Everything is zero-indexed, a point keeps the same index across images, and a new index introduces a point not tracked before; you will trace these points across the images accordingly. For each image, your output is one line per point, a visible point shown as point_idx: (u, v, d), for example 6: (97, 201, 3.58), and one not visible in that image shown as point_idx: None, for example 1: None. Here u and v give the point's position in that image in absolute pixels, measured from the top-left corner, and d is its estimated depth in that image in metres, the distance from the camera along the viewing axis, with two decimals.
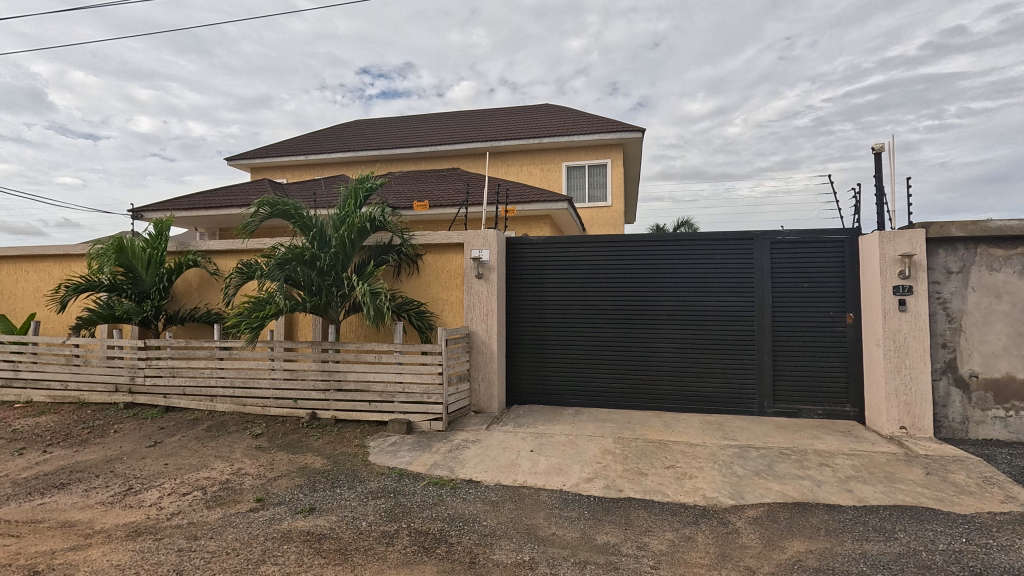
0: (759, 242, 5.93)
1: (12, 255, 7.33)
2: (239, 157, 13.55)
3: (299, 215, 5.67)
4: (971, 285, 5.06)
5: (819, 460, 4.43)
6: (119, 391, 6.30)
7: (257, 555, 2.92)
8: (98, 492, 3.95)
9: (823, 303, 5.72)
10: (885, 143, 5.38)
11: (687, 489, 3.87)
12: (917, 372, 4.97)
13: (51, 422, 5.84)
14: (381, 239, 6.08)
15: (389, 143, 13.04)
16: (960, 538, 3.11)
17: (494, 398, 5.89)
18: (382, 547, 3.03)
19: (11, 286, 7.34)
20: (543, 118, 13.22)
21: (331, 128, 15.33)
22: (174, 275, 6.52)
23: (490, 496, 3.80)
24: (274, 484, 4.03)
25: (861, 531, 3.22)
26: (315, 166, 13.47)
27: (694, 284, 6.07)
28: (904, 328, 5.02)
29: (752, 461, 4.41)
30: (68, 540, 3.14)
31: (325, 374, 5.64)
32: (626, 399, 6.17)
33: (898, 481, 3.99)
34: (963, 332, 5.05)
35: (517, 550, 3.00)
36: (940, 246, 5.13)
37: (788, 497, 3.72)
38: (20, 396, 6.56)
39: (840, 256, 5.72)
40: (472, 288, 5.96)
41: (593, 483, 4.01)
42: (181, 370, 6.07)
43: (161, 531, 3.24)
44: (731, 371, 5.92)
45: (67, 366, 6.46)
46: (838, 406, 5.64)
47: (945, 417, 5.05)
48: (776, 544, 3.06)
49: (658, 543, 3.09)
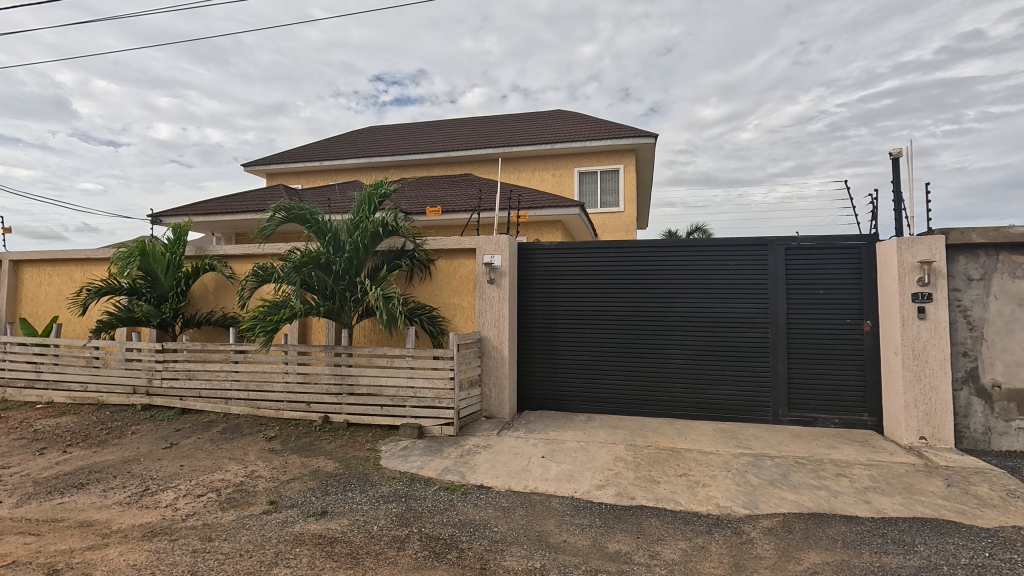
0: (773, 248, 5.86)
1: (36, 260, 7.52)
2: (255, 163, 13.79)
3: (314, 220, 5.76)
4: (993, 293, 4.95)
5: (836, 470, 4.35)
6: (137, 393, 6.42)
7: (270, 557, 2.95)
8: (116, 492, 4.02)
9: (840, 310, 5.64)
10: (902, 149, 5.31)
11: (700, 497, 3.83)
12: (937, 381, 4.86)
13: (72, 422, 5.97)
14: (394, 244, 6.14)
15: (403, 150, 13.17)
16: (983, 552, 3.03)
17: (505, 403, 5.89)
18: (393, 551, 3.04)
19: (35, 289, 7.54)
20: (555, 124, 13.25)
21: (345, 134, 15.52)
22: (192, 279, 6.64)
23: (501, 502, 3.79)
24: (287, 487, 4.08)
25: (880, 543, 3.15)
26: (329, 171, 13.64)
27: (707, 290, 6.03)
28: (923, 336, 4.93)
29: (766, 470, 4.35)
30: (85, 540, 3.20)
31: (338, 378, 5.68)
32: (638, 405, 6.13)
33: (917, 492, 3.90)
34: (984, 341, 4.95)
35: (528, 556, 2.99)
36: (960, 253, 5.04)
37: (804, 507, 3.66)
38: (42, 397, 6.71)
39: (856, 263, 5.63)
40: (484, 293, 5.97)
41: (605, 490, 3.98)
42: (197, 372, 6.17)
43: (177, 532, 3.29)
44: (745, 379, 5.85)
45: (87, 368, 6.60)
46: (856, 415, 5.54)
47: (966, 428, 4.93)
48: (791, 555, 3.01)
49: (671, 552, 3.05)
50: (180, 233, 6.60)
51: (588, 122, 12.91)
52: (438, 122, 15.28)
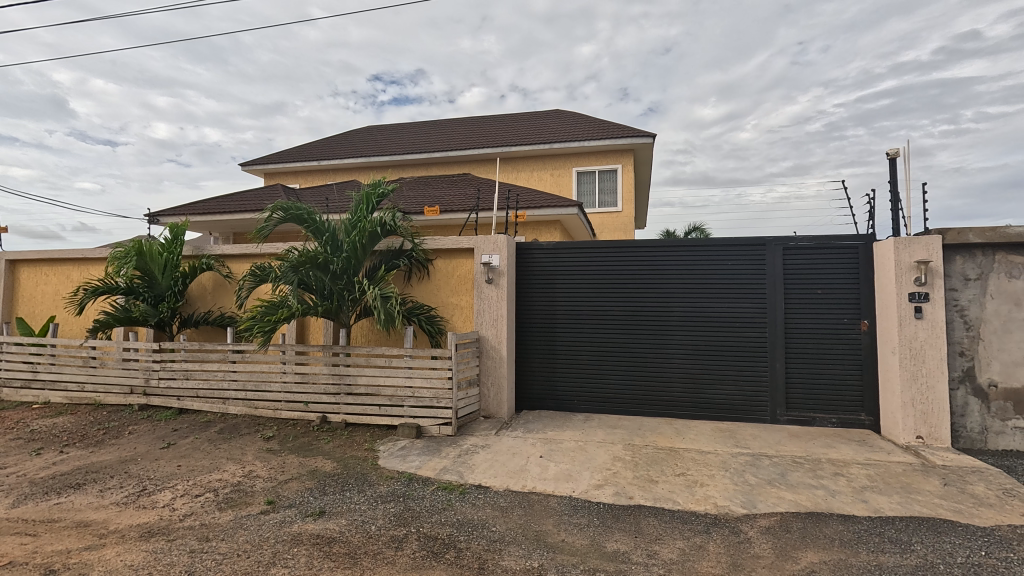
0: (771, 248, 5.87)
1: (32, 259, 7.49)
2: (253, 163, 13.76)
3: (311, 220, 5.75)
4: (989, 293, 4.96)
5: (834, 470, 4.36)
6: (134, 393, 6.41)
7: (268, 557, 2.94)
8: (113, 492, 4.01)
9: (837, 309, 5.65)
10: (900, 149, 5.32)
11: (698, 497, 3.83)
12: (934, 381, 4.87)
13: (68, 422, 5.95)
14: (392, 244, 6.13)
15: (401, 149, 13.16)
16: (979, 551, 3.04)
17: (503, 403, 5.89)
18: (391, 551, 3.03)
19: (32, 289, 7.51)
20: (554, 124, 13.24)
21: (343, 134, 15.50)
22: (189, 279, 6.63)
23: (500, 502, 3.79)
24: (285, 487, 4.07)
25: (877, 542, 3.16)
26: (327, 171, 13.62)
27: (706, 290, 6.03)
28: (920, 336, 4.94)
29: (764, 470, 4.36)
30: (82, 540, 3.19)
31: (336, 378, 5.67)
32: (637, 405, 6.14)
33: (914, 492, 3.91)
34: (981, 340, 4.96)
35: (526, 556, 2.99)
36: (957, 253, 5.05)
37: (801, 506, 3.67)
38: (38, 397, 6.69)
39: (853, 263, 5.64)
40: (482, 293, 5.97)
41: (603, 490, 3.98)
42: (195, 372, 6.16)
43: (174, 532, 3.29)
44: (743, 378, 5.86)
45: (84, 368, 6.58)
46: (853, 414, 5.55)
47: (963, 427, 4.94)
48: (789, 554, 3.01)
49: (669, 551, 3.05)
50: (177, 232, 6.58)
51: (586, 122, 12.91)
52: (437, 122, 15.27)
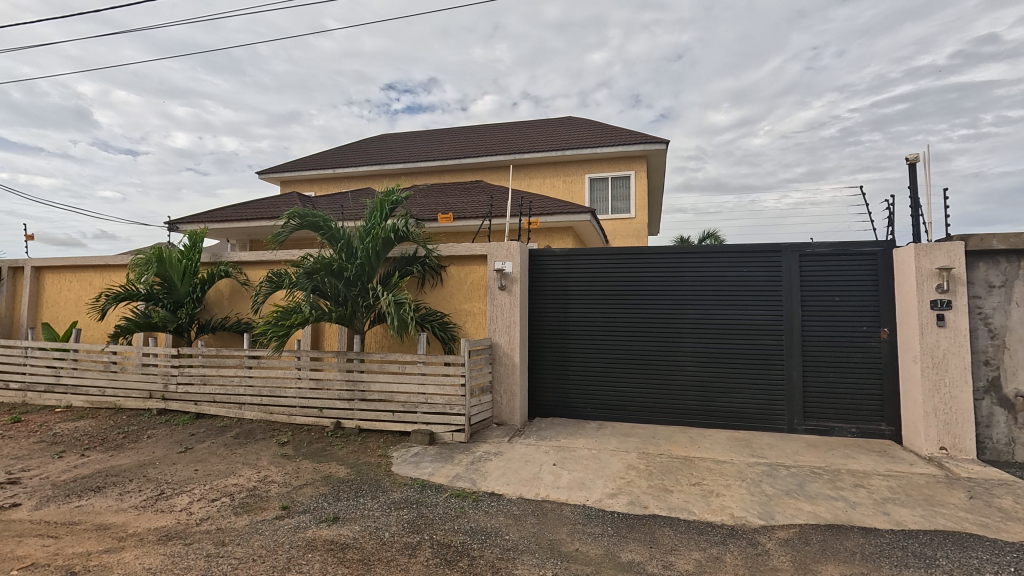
0: (788, 255, 5.80)
1: (57, 266, 7.69)
2: (269, 171, 14.00)
3: (328, 227, 5.84)
4: (1015, 300, 4.83)
5: (854, 481, 4.26)
6: (153, 398, 6.51)
7: (282, 563, 2.95)
8: (132, 495, 4.08)
9: (856, 317, 5.55)
10: (919, 154, 5.24)
11: (714, 507, 3.78)
12: (958, 390, 4.75)
13: (90, 426, 6.07)
14: (405, 251, 6.19)
15: (415, 156, 13.29)
16: (1008, 567, 2.94)
17: (516, 410, 5.87)
18: (404, 558, 3.03)
19: (55, 294, 7.71)
20: (566, 130, 13.29)
21: (358, 142, 15.71)
22: (207, 285, 6.75)
23: (513, 510, 3.77)
24: (300, 493, 4.09)
25: (901, 557, 3.07)
26: (341, 179, 13.81)
27: (720, 297, 5.97)
28: (942, 344, 4.82)
29: (781, 480, 4.28)
30: (102, 543, 3.24)
31: (350, 383, 5.71)
32: (649, 413, 6.08)
33: (939, 505, 3.80)
34: (1007, 349, 4.83)
35: (539, 565, 2.97)
36: (981, 259, 4.94)
37: (821, 518, 3.59)
38: (61, 401, 6.84)
39: (873, 270, 5.54)
40: (495, 300, 5.98)
41: (617, 499, 3.94)
42: (212, 378, 6.25)
43: (191, 535, 3.33)
44: (759, 386, 5.77)
45: (104, 372, 6.71)
46: (873, 424, 5.43)
47: (989, 438, 4.81)
48: (808, 568, 2.95)
49: (684, 562, 3.01)
50: (195, 239, 6.70)
51: (598, 128, 12.94)
52: (449, 130, 15.40)
